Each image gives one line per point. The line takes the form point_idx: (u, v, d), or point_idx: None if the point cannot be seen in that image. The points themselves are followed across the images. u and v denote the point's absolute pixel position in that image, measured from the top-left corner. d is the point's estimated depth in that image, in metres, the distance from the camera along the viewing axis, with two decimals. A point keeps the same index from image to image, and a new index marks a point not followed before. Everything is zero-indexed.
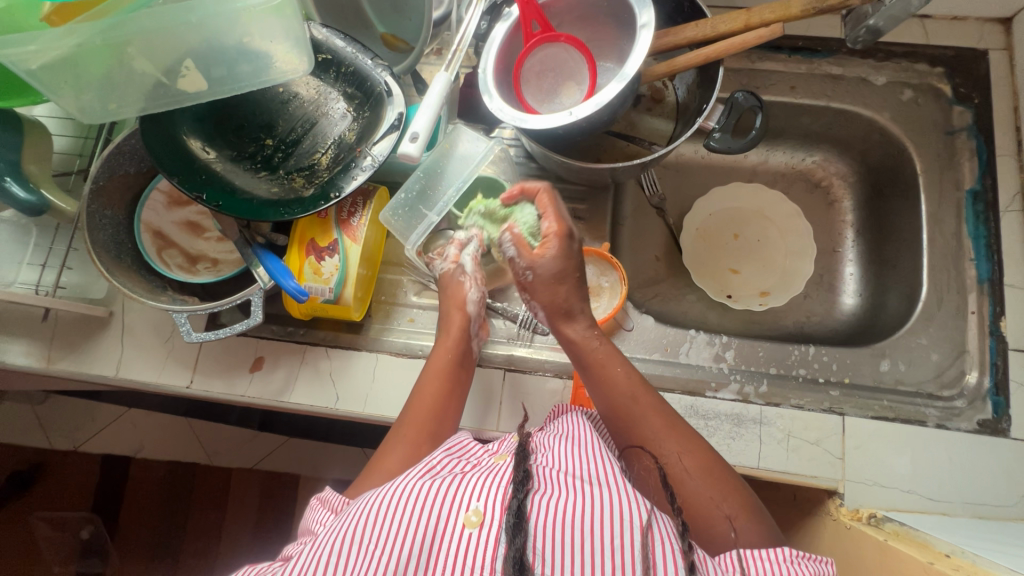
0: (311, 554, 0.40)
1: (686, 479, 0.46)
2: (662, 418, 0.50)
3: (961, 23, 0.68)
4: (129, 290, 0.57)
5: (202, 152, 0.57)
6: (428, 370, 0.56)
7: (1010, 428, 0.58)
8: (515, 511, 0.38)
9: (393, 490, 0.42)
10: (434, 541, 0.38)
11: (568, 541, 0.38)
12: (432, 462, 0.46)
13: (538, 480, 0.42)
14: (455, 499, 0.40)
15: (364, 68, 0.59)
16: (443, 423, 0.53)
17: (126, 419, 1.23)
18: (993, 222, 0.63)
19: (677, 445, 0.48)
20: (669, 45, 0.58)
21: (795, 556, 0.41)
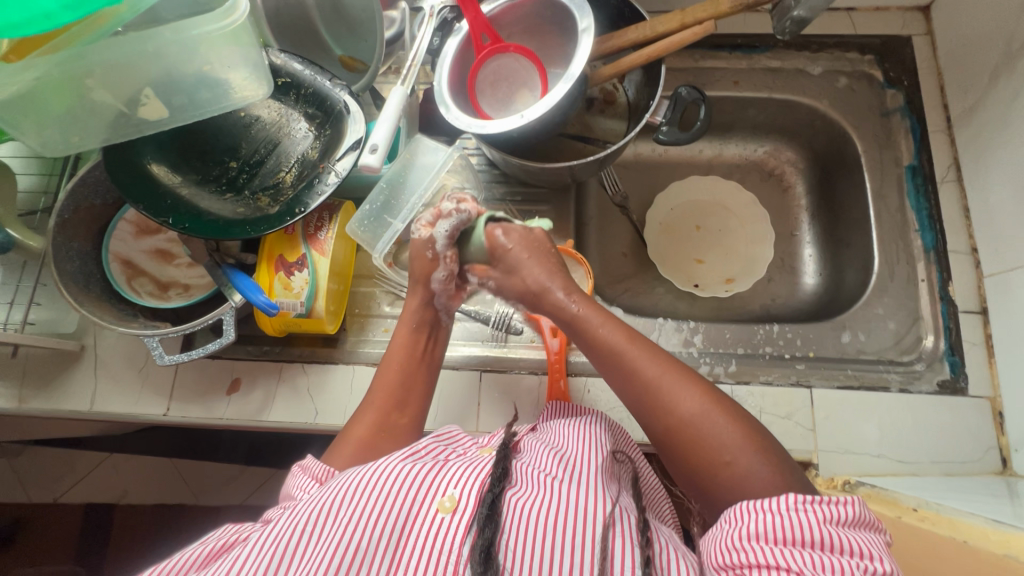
0: (290, 521, 0.43)
1: (693, 424, 0.45)
2: (666, 362, 0.48)
3: (884, 13, 0.73)
4: (99, 319, 0.57)
5: (167, 178, 0.58)
6: (396, 341, 0.58)
7: (967, 386, 0.60)
8: (489, 504, 0.42)
9: (374, 469, 0.44)
10: (407, 523, 0.42)
11: (533, 529, 0.41)
12: (417, 448, 0.49)
13: (516, 477, 0.45)
14: (433, 486, 0.44)
15: (323, 88, 0.62)
16: (410, 391, 0.56)
17: (107, 465, 1.19)
18: (932, 194, 0.67)
19: (681, 388, 0.46)
20: (612, 49, 0.62)
21: (800, 503, 0.38)
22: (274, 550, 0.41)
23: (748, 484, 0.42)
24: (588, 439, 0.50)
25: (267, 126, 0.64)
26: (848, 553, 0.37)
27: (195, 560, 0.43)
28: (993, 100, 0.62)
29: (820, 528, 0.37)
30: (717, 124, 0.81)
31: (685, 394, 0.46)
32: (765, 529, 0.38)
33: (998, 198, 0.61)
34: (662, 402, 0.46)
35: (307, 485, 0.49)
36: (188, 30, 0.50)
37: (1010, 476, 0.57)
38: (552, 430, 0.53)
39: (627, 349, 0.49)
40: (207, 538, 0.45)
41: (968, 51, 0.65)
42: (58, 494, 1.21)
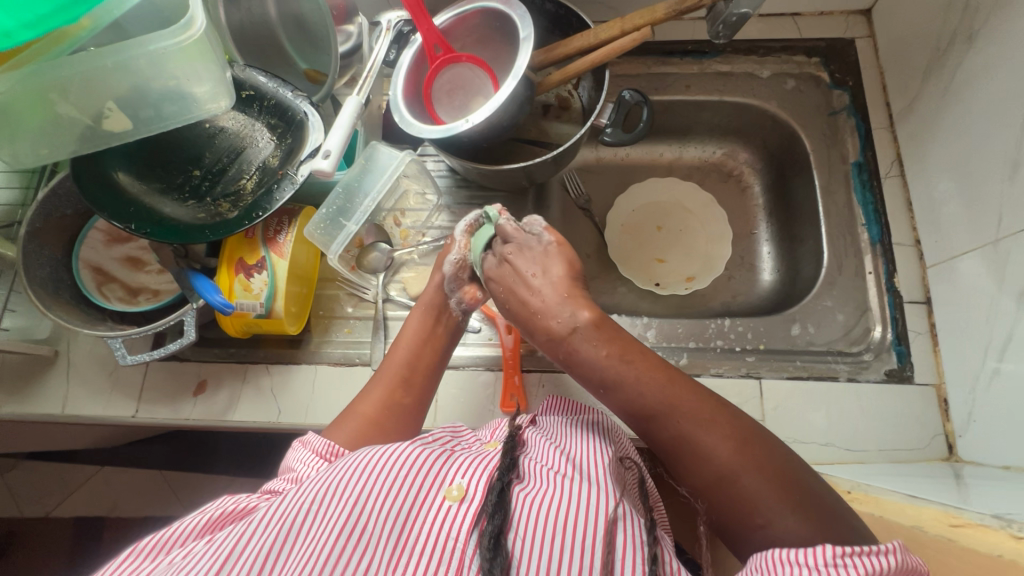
0: (296, 499, 0.43)
1: (721, 476, 0.40)
2: (700, 405, 0.43)
3: (828, 17, 0.76)
4: (66, 322, 0.60)
5: (131, 187, 0.61)
6: (409, 325, 0.60)
7: (913, 374, 0.61)
8: (498, 493, 0.42)
9: (384, 451, 0.45)
10: (413, 508, 0.42)
11: (541, 515, 0.41)
12: (423, 439, 0.50)
13: (525, 472, 0.46)
14: (438, 475, 0.44)
15: (284, 99, 0.65)
16: (417, 374, 0.58)
17: (99, 478, 1.20)
18: (877, 189, 0.69)
19: (712, 436, 0.41)
20: (559, 56, 0.65)
21: (838, 558, 0.33)
22: (279, 527, 0.41)
23: (788, 552, 0.36)
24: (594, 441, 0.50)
25: (231, 136, 0.67)
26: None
27: (195, 527, 0.45)
28: (928, 95, 0.64)
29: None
30: (675, 127, 0.83)
31: (714, 441, 0.41)
32: None
33: (937, 189, 0.63)
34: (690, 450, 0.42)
35: (309, 459, 0.49)
36: (146, 45, 0.52)
37: (956, 462, 0.57)
38: (556, 426, 0.54)
39: (654, 392, 0.44)
40: (206, 508, 0.47)
41: (904, 51, 0.68)
42: (50, 508, 1.22)
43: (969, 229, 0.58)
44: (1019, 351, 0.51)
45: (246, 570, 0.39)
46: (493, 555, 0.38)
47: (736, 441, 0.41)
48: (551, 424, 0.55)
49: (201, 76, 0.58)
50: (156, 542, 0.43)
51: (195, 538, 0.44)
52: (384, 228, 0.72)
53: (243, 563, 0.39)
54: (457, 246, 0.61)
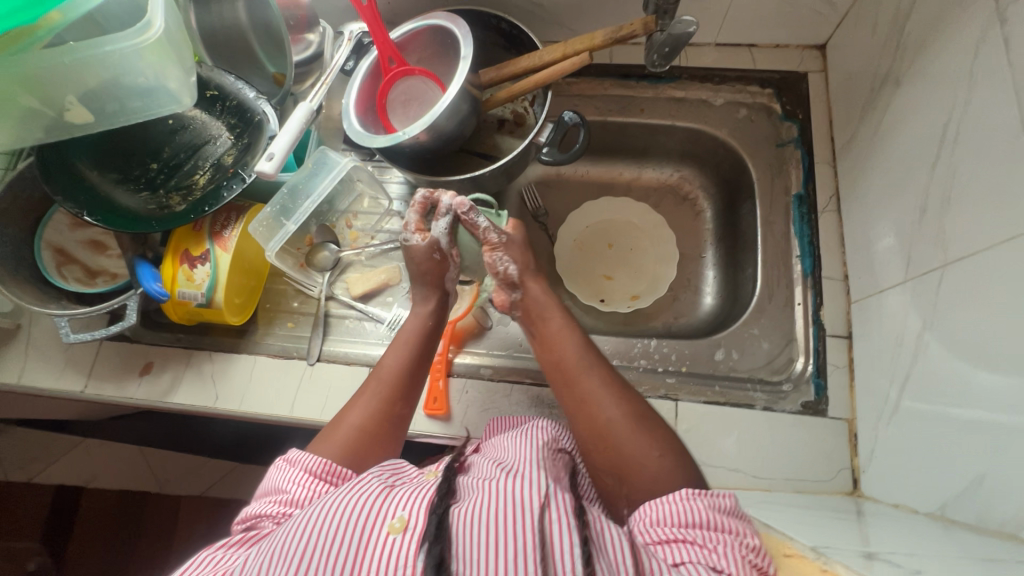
0: (248, 574, 0.40)
1: (617, 426, 0.51)
2: (595, 370, 0.54)
3: (784, 49, 0.77)
4: (20, 298, 0.63)
5: (90, 175, 0.65)
6: (407, 333, 0.60)
7: (828, 407, 0.62)
8: (437, 523, 0.39)
9: (325, 506, 0.42)
10: (357, 549, 0.39)
11: (479, 540, 0.38)
12: (363, 478, 0.47)
13: (461, 494, 0.44)
14: (380, 510, 0.41)
15: (245, 100, 0.69)
16: (414, 383, 0.58)
17: (79, 452, 1.19)
18: (814, 222, 0.70)
19: (609, 395, 0.52)
20: (505, 76, 0.67)
21: (689, 494, 0.45)
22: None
23: (661, 486, 0.48)
24: (535, 449, 0.49)
25: (192, 132, 0.70)
26: (729, 531, 0.43)
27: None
28: (864, 133, 0.65)
29: (706, 509, 0.43)
30: (632, 149, 0.85)
31: (611, 400, 0.52)
32: (663, 515, 0.44)
33: (864, 226, 0.64)
34: (591, 408, 0.52)
35: (299, 478, 0.48)
36: (105, 46, 0.55)
37: (858, 497, 0.58)
38: (498, 448, 0.52)
39: (568, 359, 0.55)
40: (182, 571, 0.44)
41: (849, 88, 0.69)
42: (32, 475, 1.21)
43: (887, 267, 0.59)
44: (916, 389, 0.52)
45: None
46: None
47: (626, 397, 0.53)
48: (494, 444, 0.53)
49: (165, 77, 0.61)
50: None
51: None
52: (334, 229, 0.76)
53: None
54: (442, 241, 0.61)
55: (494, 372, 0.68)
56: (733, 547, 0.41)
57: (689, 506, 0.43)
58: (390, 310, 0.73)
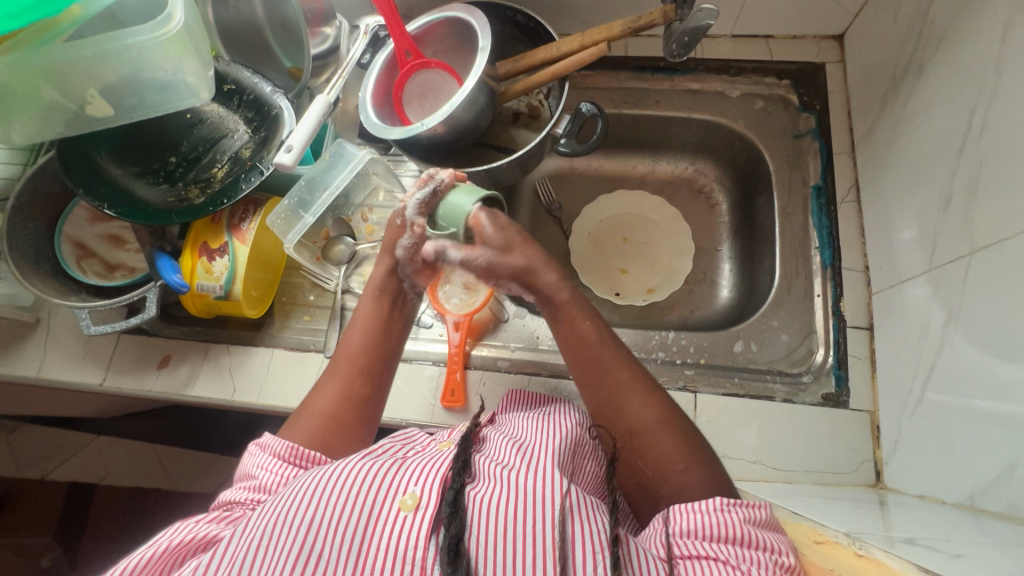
0: (245, 537, 0.42)
1: (645, 430, 0.49)
2: (627, 370, 0.51)
3: (801, 41, 0.76)
4: (41, 291, 0.64)
5: (110, 168, 0.65)
6: (362, 311, 0.59)
7: (849, 399, 0.62)
8: (451, 501, 0.41)
9: (332, 471, 0.44)
10: (368, 524, 0.41)
11: (496, 528, 0.40)
12: (372, 449, 0.48)
13: (478, 473, 0.45)
14: (393, 483, 0.43)
15: (263, 94, 0.70)
16: (371, 360, 0.57)
17: (93, 447, 1.19)
18: (833, 214, 0.70)
19: (640, 397, 0.50)
20: (522, 67, 0.67)
21: (725, 505, 0.42)
22: (229, 568, 0.40)
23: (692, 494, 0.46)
24: (555, 429, 0.50)
25: (209, 126, 0.71)
26: (764, 549, 0.40)
27: (150, 560, 0.43)
28: (884, 123, 0.65)
29: (740, 525, 0.40)
30: (646, 141, 0.84)
31: (642, 403, 0.50)
32: (695, 527, 0.41)
33: (885, 217, 0.63)
34: (619, 409, 0.50)
35: (268, 463, 0.49)
36: (129, 38, 0.55)
37: (881, 489, 0.57)
38: (515, 424, 0.53)
39: (598, 357, 0.51)
40: (160, 538, 0.45)
41: (869, 78, 0.68)
42: (47, 470, 1.23)
43: (910, 257, 0.59)
44: (942, 379, 0.52)
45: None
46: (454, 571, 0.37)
47: (659, 402, 0.50)
48: (507, 424, 0.54)
49: (185, 70, 0.61)
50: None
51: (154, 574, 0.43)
52: (350, 222, 0.75)
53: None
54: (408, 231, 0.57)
55: (511, 364, 0.68)
56: (766, 567, 0.39)
57: (724, 520, 0.40)
58: None
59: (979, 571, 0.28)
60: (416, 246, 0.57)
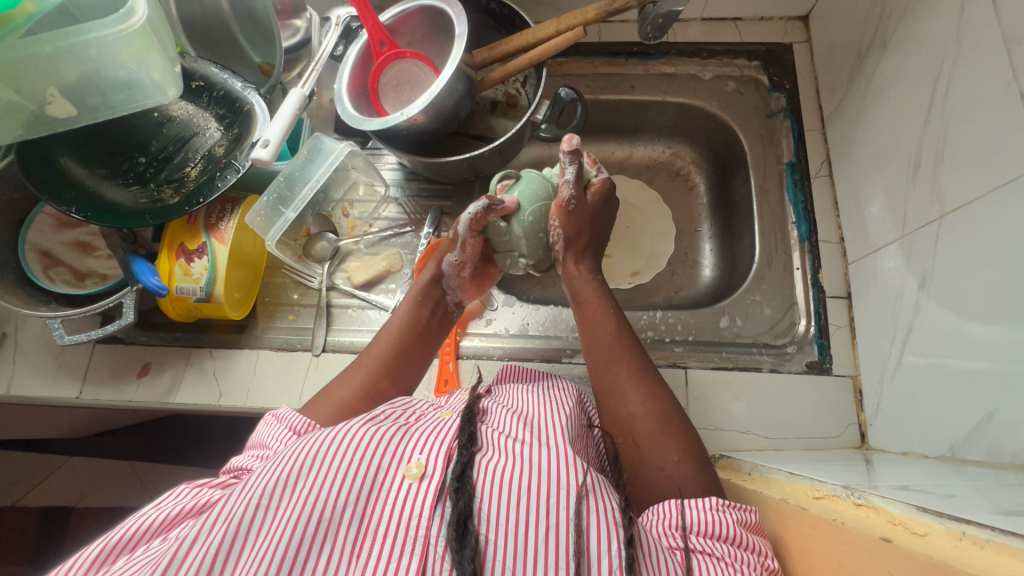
0: (243, 496, 0.40)
1: (644, 424, 0.50)
2: (633, 361, 0.54)
3: (768, 23, 0.78)
4: (8, 302, 0.61)
5: (76, 171, 0.62)
6: (403, 312, 0.60)
7: (832, 366, 0.64)
8: (461, 475, 0.41)
9: (337, 432, 0.44)
10: (371, 489, 0.41)
11: (505, 497, 0.40)
12: (375, 415, 0.48)
13: (484, 442, 0.45)
14: (397, 452, 0.43)
15: (234, 90, 0.68)
16: (403, 364, 0.57)
17: (67, 468, 1.11)
18: (807, 188, 0.72)
19: (641, 391, 0.52)
20: (499, 55, 0.67)
21: (719, 505, 0.42)
22: (227, 526, 0.38)
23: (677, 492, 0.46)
24: (558, 408, 0.51)
25: (179, 125, 0.69)
26: (752, 551, 0.40)
27: (151, 525, 0.42)
28: (851, 98, 0.67)
29: (733, 525, 0.41)
30: (622, 127, 0.85)
31: (639, 395, 0.52)
32: (691, 523, 0.42)
33: (856, 189, 0.66)
34: (619, 401, 0.52)
35: (282, 434, 0.49)
36: (88, 33, 0.52)
37: (866, 450, 0.60)
38: (513, 397, 0.54)
39: (604, 351, 0.55)
40: (163, 502, 0.44)
41: (833, 56, 0.71)
42: (18, 498, 1.12)
43: (881, 226, 0.61)
44: (919, 340, 0.54)
45: (193, 571, 0.36)
46: (460, 547, 0.37)
47: (657, 393, 0.52)
48: (507, 395, 0.55)
49: (151, 66, 0.59)
50: (108, 548, 0.40)
51: (150, 538, 0.42)
52: (331, 218, 0.75)
53: (190, 565, 0.37)
54: (457, 248, 0.60)
55: (503, 352, 0.68)
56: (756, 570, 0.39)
57: (719, 519, 0.41)
58: (392, 297, 0.73)
59: (968, 506, 0.30)
60: (465, 263, 0.61)
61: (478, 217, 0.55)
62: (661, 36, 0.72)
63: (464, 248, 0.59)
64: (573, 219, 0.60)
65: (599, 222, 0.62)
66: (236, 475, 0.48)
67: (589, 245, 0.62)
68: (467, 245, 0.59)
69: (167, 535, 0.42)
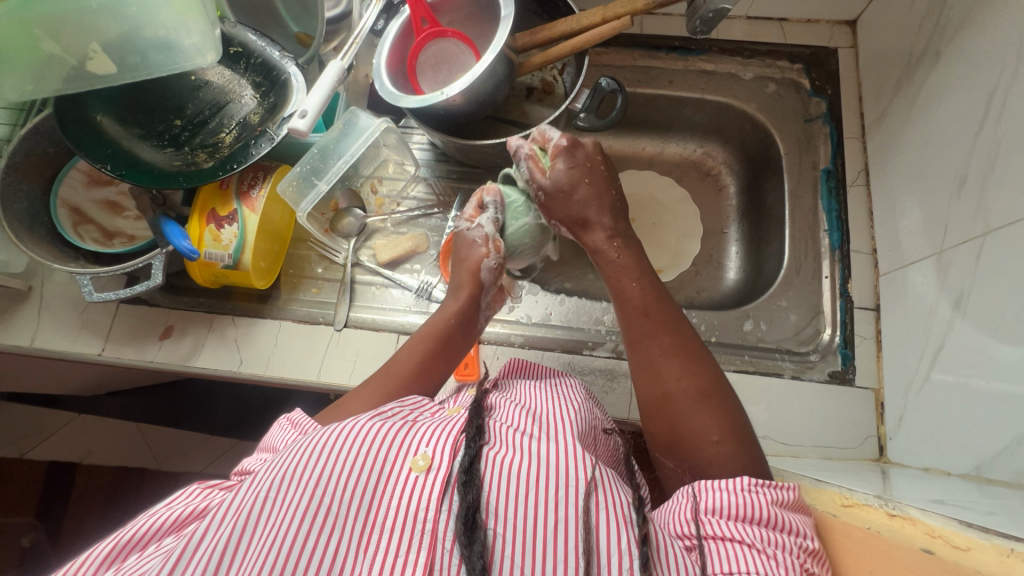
0: (253, 490, 0.41)
1: (683, 402, 0.49)
2: (669, 336, 0.52)
3: (814, 25, 0.77)
4: (37, 255, 0.61)
5: (113, 129, 0.62)
6: (429, 328, 0.57)
7: (855, 377, 0.64)
8: (468, 469, 0.41)
9: (347, 427, 0.44)
10: (378, 484, 0.41)
11: (514, 488, 0.41)
12: (383, 410, 0.48)
13: (491, 435, 0.45)
14: (404, 445, 0.43)
15: (271, 58, 0.67)
16: (423, 381, 0.55)
17: (75, 426, 1.09)
18: (842, 198, 0.71)
19: (680, 366, 0.50)
20: (542, 40, 0.66)
21: (751, 486, 0.41)
22: (235, 521, 0.39)
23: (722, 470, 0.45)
24: (567, 404, 0.51)
25: (215, 90, 0.68)
26: (789, 532, 0.40)
27: (160, 524, 0.43)
28: (896, 108, 0.66)
29: (767, 507, 0.40)
30: (656, 122, 0.84)
31: (679, 371, 0.50)
32: (722, 506, 0.41)
33: (893, 201, 0.65)
34: (656, 377, 0.51)
35: (289, 437, 0.49)
36: None
37: (885, 463, 0.59)
38: (521, 393, 0.54)
39: (640, 326, 0.53)
40: (173, 501, 0.45)
41: (880, 64, 0.69)
42: (25, 450, 1.12)
43: (917, 240, 0.60)
44: (948, 358, 0.53)
45: (202, 564, 0.37)
46: (469, 542, 0.37)
47: (697, 372, 0.50)
48: (514, 391, 0.54)
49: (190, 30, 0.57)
50: (117, 548, 0.41)
51: (160, 537, 0.42)
52: (360, 194, 0.75)
53: (198, 557, 0.37)
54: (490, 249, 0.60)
55: (525, 340, 0.68)
56: (792, 551, 0.39)
57: (748, 500, 0.40)
58: (415, 278, 0.72)
59: (1008, 527, 0.29)
60: (500, 266, 0.60)
61: (495, 219, 0.62)
62: (708, 32, 0.71)
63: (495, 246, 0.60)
64: (557, 203, 0.59)
65: (596, 178, 0.59)
66: (243, 477, 0.49)
67: (602, 208, 0.58)
68: (496, 244, 0.60)
69: (178, 534, 0.43)
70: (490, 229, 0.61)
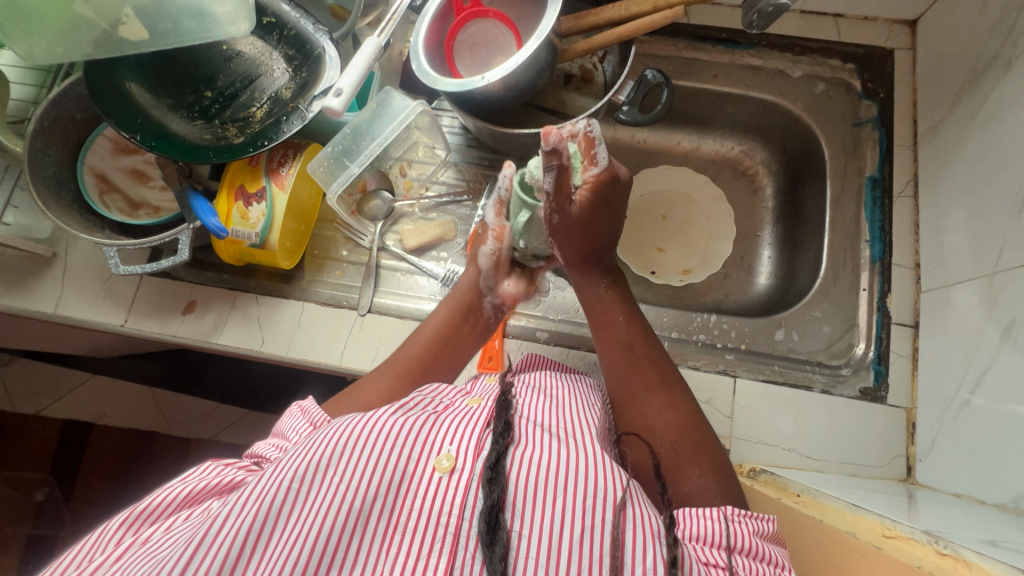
0: (276, 476, 0.40)
1: (665, 433, 0.50)
2: (654, 370, 0.54)
3: (872, 23, 0.73)
4: (64, 223, 0.60)
5: (143, 98, 0.60)
6: (438, 315, 0.60)
7: (887, 395, 0.62)
8: (494, 467, 0.40)
9: (366, 420, 0.43)
10: (401, 483, 0.40)
11: (539, 491, 0.40)
12: (405, 403, 0.47)
13: (516, 434, 0.44)
14: (428, 441, 0.42)
15: (306, 31, 0.64)
16: (436, 366, 0.57)
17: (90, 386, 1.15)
18: (887, 208, 0.69)
19: (662, 401, 0.52)
20: (587, 25, 0.63)
21: (734, 514, 0.43)
22: (258, 507, 0.38)
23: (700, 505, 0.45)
24: (584, 407, 0.51)
25: (247, 62, 0.66)
26: (769, 562, 0.42)
27: (174, 498, 0.43)
28: (954, 119, 0.63)
29: (750, 537, 0.42)
30: (695, 117, 0.81)
31: (659, 406, 0.52)
32: (707, 533, 0.42)
33: (942, 216, 0.62)
34: (638, 411, 0.52)
35: (301, 427, 0.49)
36: None
37: (911, 484, 0.58)
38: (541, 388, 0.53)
39: (624, 358, 0.55)
40: (188, 477, 0.45)
41: (941, 69, 0.66)
42: (42, 406, 1.14)
43: (966, 258, 0.58)
44: (991, 385, 0.52)
45: (223, 550, 0.36)
46: (491, 542, 0.37)
47: (677, 406, 0.52)
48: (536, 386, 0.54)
49: None
50: (131, 518, 0.41)
51: (173, 511, 0.42)
52: (389, 176, 0.72)
53: (222, 542, 0.37)
54: (491, 232, 0.64)
55: (550, 336, 0.67)
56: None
57: (734, 529, 0.42)
58: (441, 266, 0.72)
59: None
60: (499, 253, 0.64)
61: (498, 199, 0.63)
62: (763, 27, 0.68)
63: (494, 233, 0.63)
64: (566, 234, 0.59)
65: (598, 225, 0.59)
66: (257, 462, 0.48)
67: (596, 252, 0.60)
68: (497, 231, 0.63)
69: (190, 510, 0.42)
70: (494, 218, 0.64)
